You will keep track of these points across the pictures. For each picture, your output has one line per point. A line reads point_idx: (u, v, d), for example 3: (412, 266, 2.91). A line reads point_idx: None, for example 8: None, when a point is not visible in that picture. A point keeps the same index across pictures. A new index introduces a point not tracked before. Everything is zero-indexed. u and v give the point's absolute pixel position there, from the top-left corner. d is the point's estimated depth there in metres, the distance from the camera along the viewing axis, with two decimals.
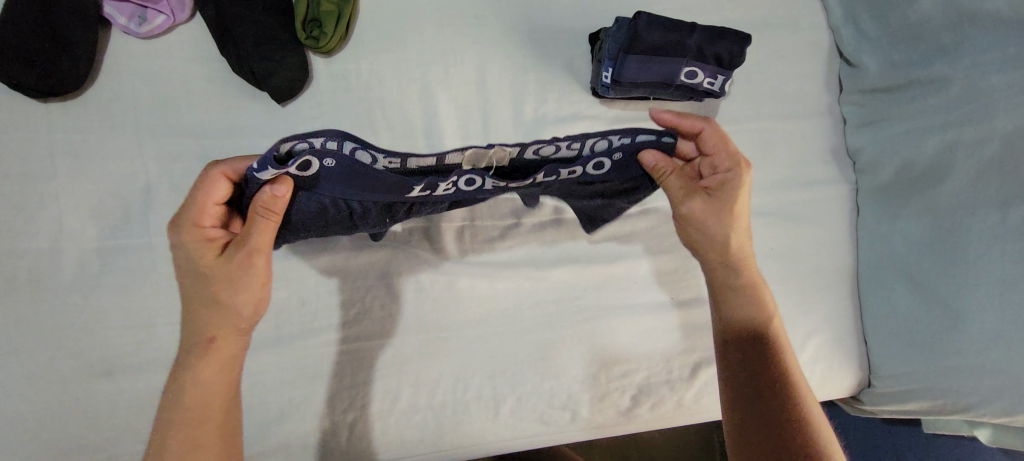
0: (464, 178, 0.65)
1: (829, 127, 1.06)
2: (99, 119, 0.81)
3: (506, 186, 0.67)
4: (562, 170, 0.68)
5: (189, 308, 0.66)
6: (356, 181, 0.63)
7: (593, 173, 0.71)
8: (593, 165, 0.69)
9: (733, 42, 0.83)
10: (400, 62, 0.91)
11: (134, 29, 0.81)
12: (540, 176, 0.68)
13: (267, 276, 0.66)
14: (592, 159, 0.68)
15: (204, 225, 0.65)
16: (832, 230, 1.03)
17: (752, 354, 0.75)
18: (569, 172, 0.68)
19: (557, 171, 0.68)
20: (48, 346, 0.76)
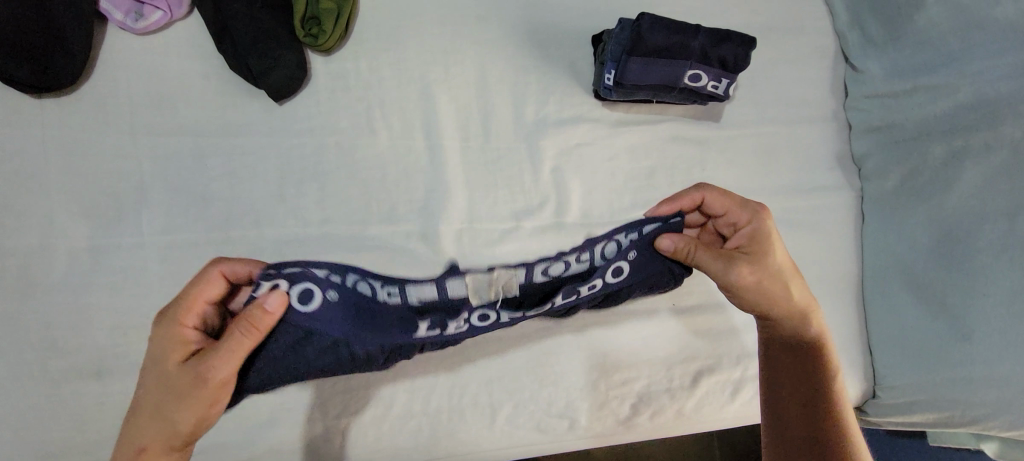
0: (476, 314, 0.70)
1: (835, 132, 1.05)
2: (93, 115, 0.79)
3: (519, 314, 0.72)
4: (562, 291, 0.74)
5: (132, 410, 0.63)
6: (367, 323, 0.65)
7: (595, 280, 0.75)
8: (594, 284, 0.75)
9: (738, 45, 0.82)
10: (400, 62, 0.89)
11: (131, 25, 0.80)
12: (557, 298, 0.74)
13: (218, 398, 0.62)
14: (594, 276, 0.74)
15: (185, 323, 0.64)
16: (836, 237, 1.01)
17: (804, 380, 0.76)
18: (588, 285, 0.75)
19: (575, 288, 0.74)
20: (34, 346, 0.74)
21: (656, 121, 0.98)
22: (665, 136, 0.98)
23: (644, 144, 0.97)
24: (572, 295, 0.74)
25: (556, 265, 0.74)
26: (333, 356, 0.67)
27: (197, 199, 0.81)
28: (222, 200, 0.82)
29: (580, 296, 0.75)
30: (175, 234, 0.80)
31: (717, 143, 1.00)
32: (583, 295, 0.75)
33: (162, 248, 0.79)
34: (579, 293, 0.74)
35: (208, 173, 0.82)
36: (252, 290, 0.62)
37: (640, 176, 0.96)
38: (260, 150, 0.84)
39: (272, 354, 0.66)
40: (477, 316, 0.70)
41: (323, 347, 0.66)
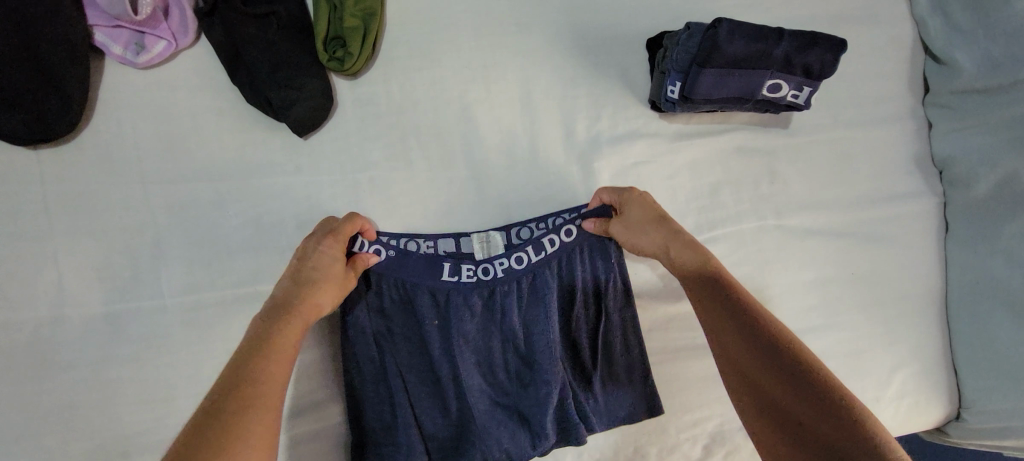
0: (480, 265, 0.72)
1: (914, 132, 0.94)
2: (98, 164, 0.70)
3: (516, 267, 0.72)
4: (531, 246, 0.72)
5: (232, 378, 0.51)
6: (411, 265, 0.71)
7: (563, 271, 0.75)
8: (551, 242, 0.73)
9: (828, 49, 0.71)
10: (434, 83, 0.79)
11: (131, 59, 0.70)
12: (529, 251, 0.72)
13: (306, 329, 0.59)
14: (544, 238, 0.73)
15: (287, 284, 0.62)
16: (918, 250, 0.92)
17: (762, 343, 0.59)
18: (550, 241, 0.73)
19: (541, 247, 0.73)
20: (57, 428, 0.68)
21: (720, 131, 0.88)
22: (729, 147, 0.88)
23: (708, 159, 0.87)
24: (540, 253, 0.72)
25: (516, 255, 0.72)
26: (405, 317, 0.73)
27: (220, 252, 0.73)
28: (248, 251, 0.73)
29: (545, 254, 0.73)
30: (198, 293, 0.71)
31: (786, 152, 0.90)
32: (547, 252, 0.73)
33: (187, 310, 0.71)
34: (542, 251, 0.73)
35: (230, 222, 0.73)
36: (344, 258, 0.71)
37: (703, 194, 0.87)
38: (286, 192, 0.74)
39: (360, 354, 0.73)
40: (481, 269, 0.72)
41: (392, 308, 0.73)
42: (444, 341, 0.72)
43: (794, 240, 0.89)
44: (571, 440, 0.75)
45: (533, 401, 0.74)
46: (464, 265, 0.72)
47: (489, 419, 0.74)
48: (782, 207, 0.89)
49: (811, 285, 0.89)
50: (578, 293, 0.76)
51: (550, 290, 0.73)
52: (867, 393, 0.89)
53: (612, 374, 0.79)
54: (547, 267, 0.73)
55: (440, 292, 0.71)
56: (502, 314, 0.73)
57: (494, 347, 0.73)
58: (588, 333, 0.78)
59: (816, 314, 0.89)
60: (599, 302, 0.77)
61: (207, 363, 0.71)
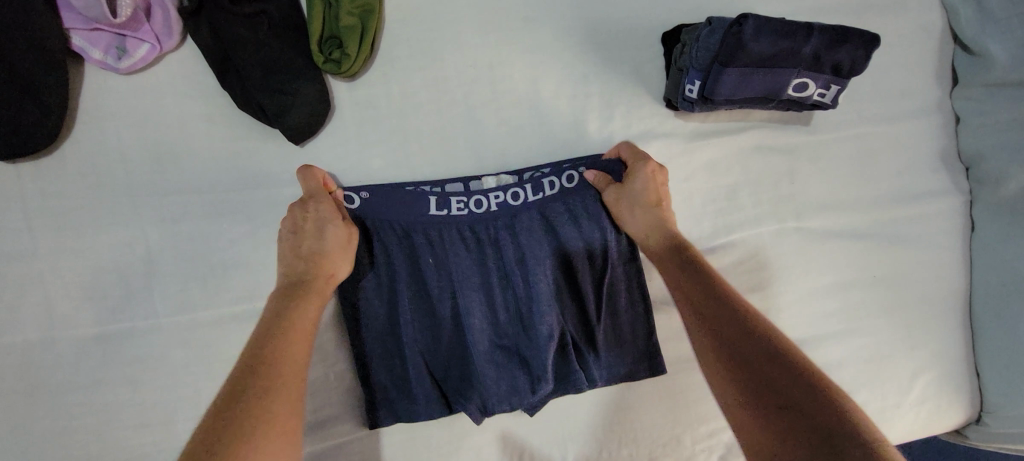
0: (474, 198, 0.70)
1: (941, 127, 0.90)
2: (83, 178, 0.66)
3: (511, 203, 0.70)
4: (529, 184, 0.71)
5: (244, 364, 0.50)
6: (403, 203, 0.68)
7: (563, 215, 0.73)
8: (550, 183, 0.71)
9: (860, 46, 0.67)
10: (437, 83, 0.75)
11: (112, 64, 0.65)
12: (525, 189, 0.71)
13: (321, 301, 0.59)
14: (542, 179, 0.71)
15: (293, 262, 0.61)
16: (943, 250, 0.88)
17: (749, 336, 0.55)
18: (548, 181, 0.71)
19: (538, 186, 0.71)
20: (53, 453, 0.65)
21: (738, 129, 0.84)
22: (748, 147, 0.84)
23: (725, 159, 0.83)
24: (538, 192, 0.71)
25: (513, 191, 0.70)
26: (399, 252, 0.70)
27: (215, 268, 0.69)
28: (245, 266, 0.69)
29: (543, 195, 0.71)
30: (194, 312, 0.68)
31: (808, 151, 0.86)
32: (547, 193, 0.71)
33: (183, 329, 0.68)
34: (541, 192, 0.71)
35: (225, 236, 0.69)
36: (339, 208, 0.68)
37: (720, 196, 0.83)
38: (283, 203, 0.70)
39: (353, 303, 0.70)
40: (473, 201, 0.70)
41: (384, 250, 0.70)
42: (439, 276, 0.70)
43: (814, 242, 0.85)
44: (572, 387, 0.73)
45: (532, 343, 0.72)
46: (457, 199, 0.70)
47: (483, 355, 0.71)
48: (802, 209, 0.85)
49: (832, 289, 0.86)
50: (578, 235, 0.73)
51: (545, 230, 0.72)
52: (888, 399, 0.86)
53: (615, 325, 0.76)
54: (545, 208, 0.72)
55: (433, 226, 0.69)
56: (499, 249, 0.71)
57: (490, 282, 0.71)
58: (592, 283, 0.74)
59: (836, 319, 0.86)
60: (604, 251, 0.74)
61: (207, 384, 0.68)
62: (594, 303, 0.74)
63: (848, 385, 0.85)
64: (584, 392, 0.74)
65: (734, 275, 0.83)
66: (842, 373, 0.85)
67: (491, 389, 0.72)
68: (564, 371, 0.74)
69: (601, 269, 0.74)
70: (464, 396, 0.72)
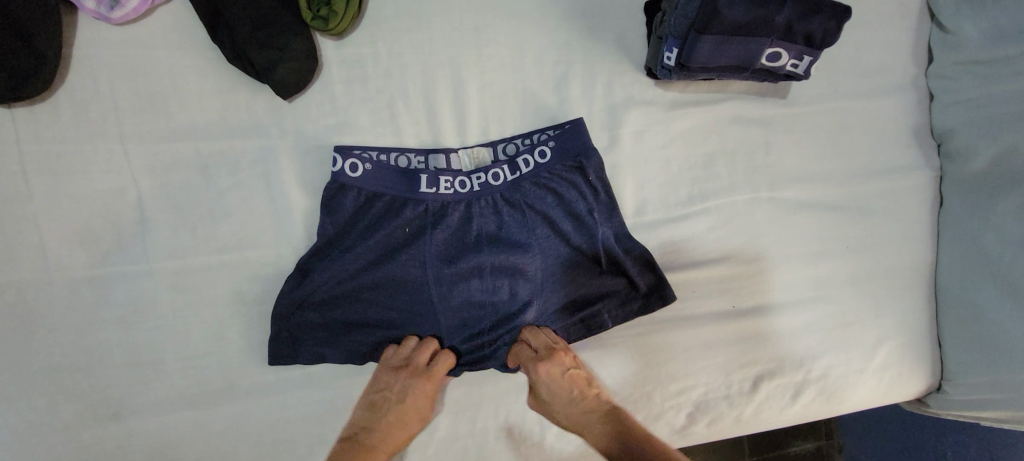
0: (456, 177, 0.72)
1: (915, 104, 0.92)
2: (76, 125, 0.68)
3: (491, 181, 0.73)
4: (507, 164, 0.73)
5: None
6: (392, 176, 0.71)
7: (541, 191, 0.75)
8: (525, 162, 0.73)
9: (831, 17, 0.69)
10: (423, 45, 0.77)
11: (105, 14, 0.67)
12: (504, 168, 0.73)
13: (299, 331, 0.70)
14: (518, 158, 0.74)
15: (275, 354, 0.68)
16: (912, 222, 0.92)
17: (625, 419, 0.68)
18: (523, 159, 0.73)
19: (516, 165, 0.74)
20: (46, 388, 0.68)
21: (717, 100, 0.86)
22: (725, 117, 0.86)
23: (702, 129, 0.86)
24: (515, 172, 0.74)
25: (493, 172, 0.73)
26: (383, 225, 0.72)
27: (204, 216, 0.71)
28: (233, 216, 0.72)
29: (521, 174, 0.74)
30: (183, 258, 0.71)
31: (784, 123, 0.88)
32: (524, 172, 0.74)
33: (172, 275, 0.70)
34: (517, 171, 0.74)
35: (214, 186, 0.71)
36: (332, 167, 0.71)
37: (696, 164, 0.86)
38: (271, 157, 0.73)
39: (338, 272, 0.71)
40: (459, 182, 0.73)
41: (370, 223, 0.72)
42: (425, 251, 0.72)
43: (787, 213, 0.88)
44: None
45: (512, 313, 0.75)
46: (442, 178, 0.72)
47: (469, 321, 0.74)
48: (776, 179, 0.88)
49: (803, 257, 0.89)
50: (556, 210, 0.76)
51: (527, 208, 0.75)
52: (851, 365, 0.90)
53: (593, 289, 0.78)
54: (524, 185, 0.74)
55: (420, 202, 0.72)
56: (480, 226, 0.74)
57: (470, 260, 0.73)
58: (570, 255, 0.77)
59: (805, 288, 0.89)
60: (582, 224, 0.76)
61: (196, 327, 0.71)
62: (572, 272, 0.77)
63: (813, 351, 0.89)
64: None
65: (707, 242, 0.86)
66: (808, 339, 0.89)
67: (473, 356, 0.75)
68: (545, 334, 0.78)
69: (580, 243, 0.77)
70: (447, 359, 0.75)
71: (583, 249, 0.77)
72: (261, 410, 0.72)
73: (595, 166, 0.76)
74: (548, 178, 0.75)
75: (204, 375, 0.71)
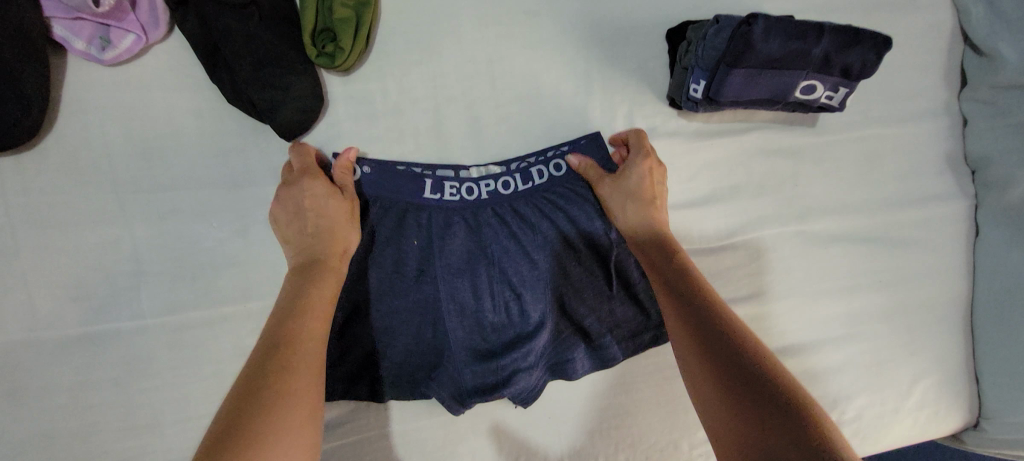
0: (463, 184, 0.70)
1: (948, 129, 0.88)
2: (67, 174, 0.64)
3: (501, 189, 0.70)
4: (519, 173, 0.71)
5: (273, 339, 0.53)
6: (396, 180, 0.68)
7: (551, 206, 0.72)
8: (540, 172, 0.71)
9: (871, 48, 0.67)
10: (435, 79, 0.73)
11: (96, 56, 0.62)
12: (517, 175, 0.71)
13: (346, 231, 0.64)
14: (533, 168, 0.72)
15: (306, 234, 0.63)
16: (947, 253, 0.87)
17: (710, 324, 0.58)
18: (538, 169, 0.71)
19: (529, 173, 0.71)
20: (36, 457, 0.63)
21: (743, 130, 0.82)
22: (751, 148, 0.82)
23: (729, 160, 0.81)
24: (528, 182, 0.71)
25: (503, 179, 0.70)
26: (392, 235, 0.69)
27: (205, 267, 0.67)
28: (234, 266, 0.67)
29: (534, 184, 0.71)
30: (182, 313, 0.66)
31: (812, 153, 0.84)
32: (537, 183, 0.71)
33: (171, 331, 0.66)
34: (530, 181, 0.71)
35: (215, 235, 0.67)
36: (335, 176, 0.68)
37: (723, 197, 0.81)
38: None
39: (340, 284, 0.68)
40: (465, 187, 0.70)
41: (373, 230, 0.69)
42: (433, 262, 0.69)
43: (817, 246, 0.84)
44: (565, 374, 0.75)
45: (519, 329, 0.71)
46: (448, 183, 0.69)
47: (475, 341, 0.70)
48: (805, 211, 0.83)
49: (837, 292, 0.84)
50: (569, 230, 0.72)
51: (540, 221, 0.72)
52: (886, 404, 0.86)
53: (607, 315, 0.74)
54: (536, 196, 0.72)
55: (429, 210, 0.69)
56: (487, 235, 0.70)
57: (478, 271, 0.70)
58: (585, 271, 0.73)
59: (838, 325, 0.85)
60: (595, 242, 0.73)
61: (197, 387, 0.66)
62: (585, 288, 0.73)
63: (847, 391, 0.84)
64: (573, 378, 0.75)
65: (735, 279, 0.81)
66: (841, 378, 0.84)
67: (481, 381, 0.71)
68: (557, 360, 0.74)
69: (595, 260, 0.74)
70: (451, 385, 0.71)
71: (597, 266, 0.74)
72: None
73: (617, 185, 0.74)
74: (559, 192, 0.73)
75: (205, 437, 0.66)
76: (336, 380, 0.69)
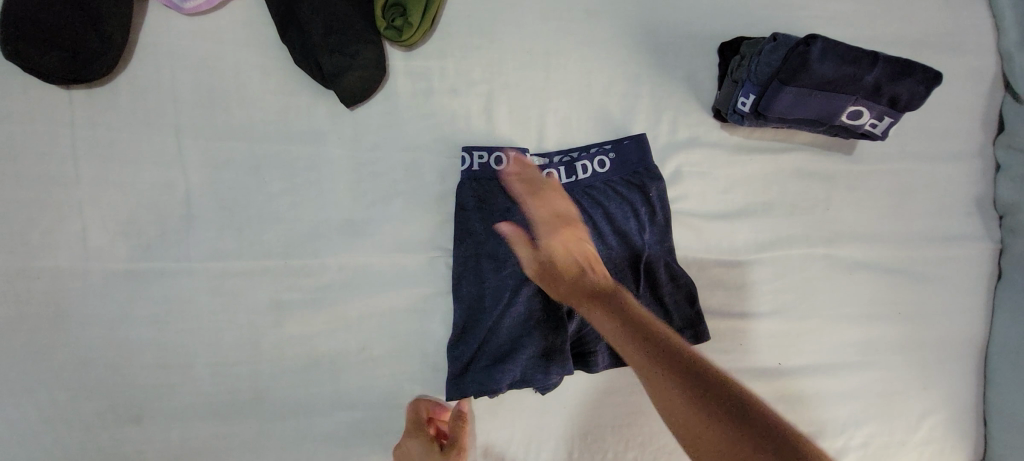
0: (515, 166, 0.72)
1: (981, 172, 0.89)
2: (133, 113, 0.66)
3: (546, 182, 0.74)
4: (563, 167, 0.74)
5: None
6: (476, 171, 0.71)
7: (593, 200, 0.74)
8: (584, 168, 0.74)
9: (923, 81, 0.69)
10: (492, 64, 0.75)
11: (177, 4, 0.67)
12: (561, 168, 0.74)
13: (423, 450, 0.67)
14: (577, 162, 0.74)
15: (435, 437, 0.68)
16: (968, 295, 0.88)
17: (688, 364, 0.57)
18: (582, 164, 0.74)
19: (574, 167, 0.74)
20: (67, 383, 0.64)
21: (780, 150, 0.84)
22: (787, 168, 0.84)
23: (763, 177, 0.83)
24: (571, 176, 0.74)
25: (547, 172, 0.74)
26: (441, 210, 0.72)
27: (250, 218, 0.68)
28: (278, 222, 0.69)
29: (576, 178, 0.74)
30: (223, 260, 0.68)
31: (846, 180, 0.86)
32: (578, 178, 0.74)
33: (212, 276, 0.67)
34: (574, 175, 0.74)
35: (265, 189, 0.69)
36: (467, 160, 0.71)
37: (755, 212, 0.83)
38: (325, 164, 0.70)
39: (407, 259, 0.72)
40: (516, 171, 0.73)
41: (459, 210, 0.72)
42: (474, 233, 0.71)
43: (841, 270, 0.85)
44: (588, 368, 0.73)
45: (548, 319, 0.70)
46: (504, 165, 0.72)
47: (499, 318, 0.70)
48: (834, 236, 0.85)
49: (858, 319, 0.86)
50: (604, 224, 0.74)
51: (579, 214, 0.74)
52: (894, 436, 0.86)
53: None
54: (577, 190, 0.74)
55: (478, 184, 0.71)
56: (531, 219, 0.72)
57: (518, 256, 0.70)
58: (615, 267, 0.74)
59: (854, 350, 0.85)
60: (629, 241, 0.74)
61: (229, 333, 0.68)
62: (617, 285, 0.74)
63: (855, 418, 0.85)
64: (594, 372, 0.73)
65: (759, 294, 0.82)
66: (852, 405, 0.85)
67: (495, 358, 0.69)
68: (580, 349, 0.73)
69: (627, 260, 0.74)
70: (465, 355, 0.69)
71: (629, 264, 0.74)
72: (283, 426, 0.68)
73: (655, 187, 0.75)
74: (598, 188, 0.75)
75: (230, 384, 0.67)
76: (364, 343, 0.70)
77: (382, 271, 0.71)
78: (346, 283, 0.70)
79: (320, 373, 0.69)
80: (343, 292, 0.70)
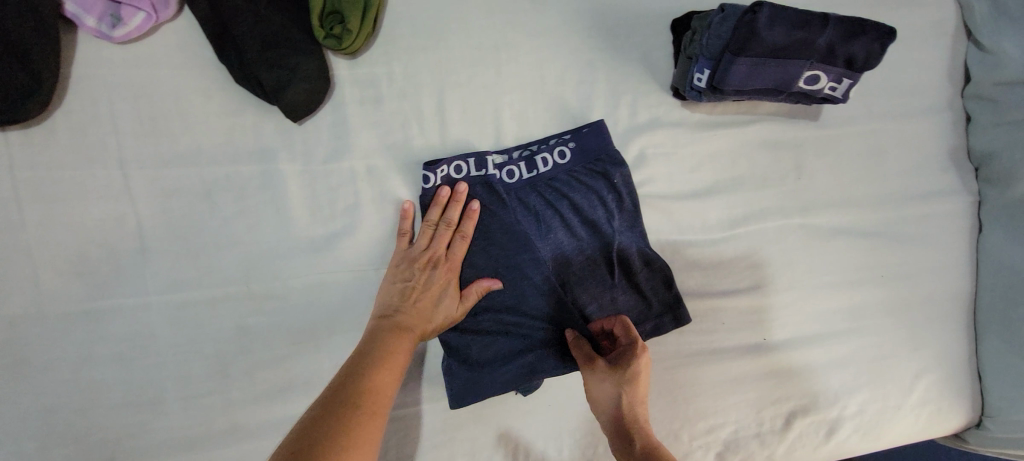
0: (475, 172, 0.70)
1: (952, 125, 0.88)
2: (74, 150, 0.65)
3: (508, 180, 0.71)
4: (523, 162, 0.72)
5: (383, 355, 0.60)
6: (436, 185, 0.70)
7: (558, 194, 0.73)
8: (544, 161, 0.72)
9: (875, 38, 0.67)
10: (440, 64, 0.73)
11: (106, 32, 0.64)
12: (522, 164, 0.72)
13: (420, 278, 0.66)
14: (537, 156, 0.72)
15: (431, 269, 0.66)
16: (951, 250, 0.87)
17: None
18: (542, 158, 0.72)
19: (534, 162, 0.72)
20: (33, 431, 0.63)
21: (745, 123, 0.83)
22: (754, 140, 0.83)
23: (730, 152, 0.82)
24: (532, 170, 0.72)
25: (507, 169, 0.71)
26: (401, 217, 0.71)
27: (206, 245, 0.67)
28: (235, 245, 0.67)
29: (537, 173, 0.72)
30: (182, 290, 0.66)
31: (815, 146, 0.84)
32: (540, 171, 0.72)
33: (172, 307, 0.66)
34: (535, 169, 0.72)
35: (218, 213, 0.67)
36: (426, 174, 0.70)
37: (725, 188, 0.81)
38: (278, 181, 0.68)
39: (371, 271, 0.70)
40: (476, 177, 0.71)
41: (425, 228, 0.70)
42: None
43: (819, 238, 0.84)
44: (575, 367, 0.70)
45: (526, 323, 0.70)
46: (464, 172, 0.70)
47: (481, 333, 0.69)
48: (808, 204, 0.83)
49: (841, 285, 0.84)
50: (571, 218, 0.73)
51: (544, 211, 0.72)
52: (890, 401, 0.84)
53: (611, 305, 0.72)
54: (540, 184, 0.72)
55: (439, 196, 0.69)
56: (498, 224, 0.70)
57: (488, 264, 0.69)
58: (589, 261, 0.72)
59: (840, 318, 0.84)
60: (599, 230, 0.73)
61: (196, 364, 0.66)
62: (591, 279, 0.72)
63: (848, 386, 0.83)
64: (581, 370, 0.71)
65: (738, 270, 0.81)
66: (844, 373, 0.83)
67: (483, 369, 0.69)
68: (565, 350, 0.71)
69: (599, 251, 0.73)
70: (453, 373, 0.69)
71: (602, 256, 0.72)
72: (260, 453, 0.66)
73: (618, 172, 0.73)
74: (563, 180, 0.73)
75: (201, 415, 0.66)
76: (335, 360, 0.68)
77: (346, 285, 0.69)
78: (311, 300, 0.68)
79: (292, 395, 0.67)
80: (308, 310, 0.68)
